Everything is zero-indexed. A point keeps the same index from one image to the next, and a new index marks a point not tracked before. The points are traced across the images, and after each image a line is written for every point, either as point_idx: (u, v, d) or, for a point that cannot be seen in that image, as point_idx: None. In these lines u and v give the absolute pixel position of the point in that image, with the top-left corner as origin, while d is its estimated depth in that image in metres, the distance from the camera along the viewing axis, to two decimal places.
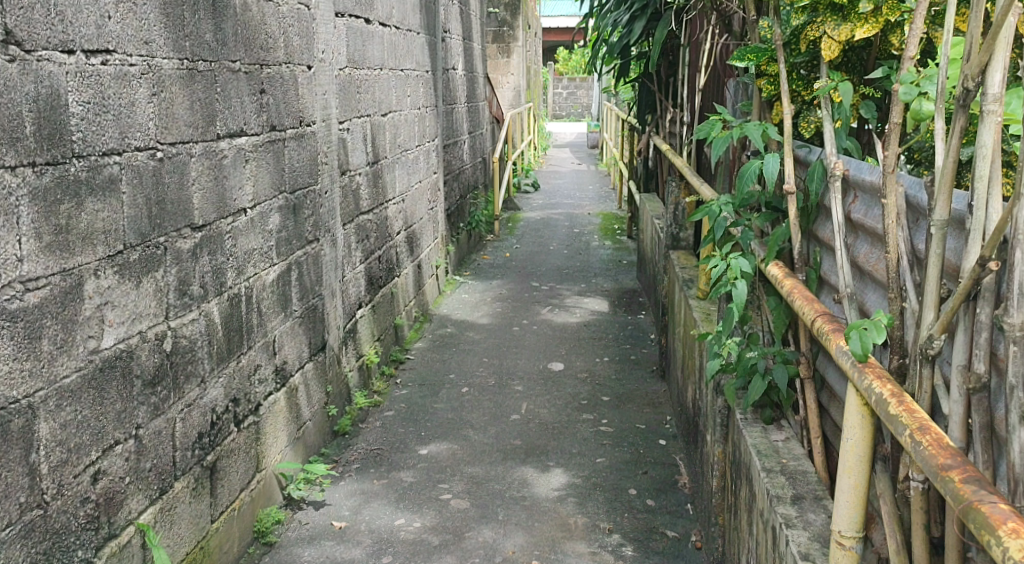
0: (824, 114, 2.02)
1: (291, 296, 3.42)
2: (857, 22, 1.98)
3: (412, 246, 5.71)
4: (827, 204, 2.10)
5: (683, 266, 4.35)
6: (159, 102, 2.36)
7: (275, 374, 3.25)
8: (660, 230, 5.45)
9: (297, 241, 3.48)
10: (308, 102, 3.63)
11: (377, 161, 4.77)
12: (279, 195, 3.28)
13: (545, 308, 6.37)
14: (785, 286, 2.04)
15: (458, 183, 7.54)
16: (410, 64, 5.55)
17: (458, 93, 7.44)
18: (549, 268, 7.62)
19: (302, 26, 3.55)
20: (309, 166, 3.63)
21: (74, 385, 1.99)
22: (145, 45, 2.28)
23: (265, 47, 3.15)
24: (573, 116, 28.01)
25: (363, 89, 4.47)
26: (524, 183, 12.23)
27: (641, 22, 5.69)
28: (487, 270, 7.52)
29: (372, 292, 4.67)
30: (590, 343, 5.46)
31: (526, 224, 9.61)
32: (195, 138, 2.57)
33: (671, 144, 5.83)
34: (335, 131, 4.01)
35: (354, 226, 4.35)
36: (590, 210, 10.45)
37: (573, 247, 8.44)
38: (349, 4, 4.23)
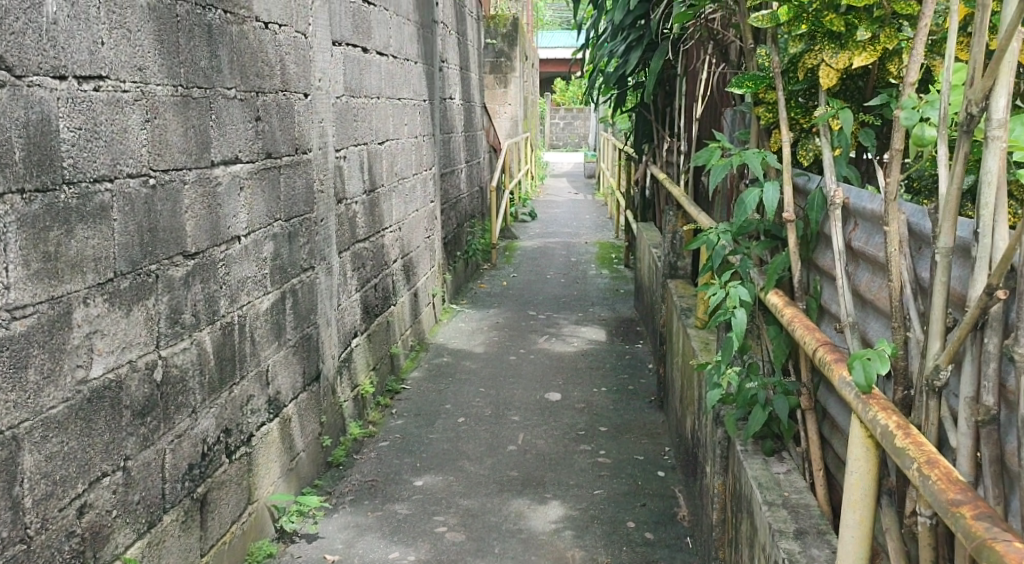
0: (824, 143, 2.02)
1: (286, 324, 3.38)
2: (854, 51, 1.97)
3: (408, 274, 5.68)
4: (827, 233, 2.09)
5: (681, 295, 4.33)
6: (152, 130, 2.34)
7: (269, 404, 3.20)
8: (657, 259, 5.43)
9: (292, 269, 3.45)
10: (304, 129, 3.61)
11: (373, 189, 4.75)
12: (274, 223, 3.25)
13: (542, 338, 6.33)
14: (786, 315, 2.01)
15: (455, 212, 7.54)
16: (407, 92, 5.55)
17: (455, 122, 7.45)
18: (546, 297, 7.60)
19: (300, 54, 3.55)
20: (304, 194, 3.61)
21: (61, 416, 1.94)
22: (138, 71, 2.27)
23: (261, 74, 3.14)
24: (570, 146, 28.14)
25: (360, 117, 4.46)
26: (522, 212, 12.24)
27: (637, 52, 5.71)
28: (484, 299, 7.49)
29: (368, 321, 4.64)
30: (588, 373, 5.42)
31: (524, 253, 9.59)
32: (189, 165, 2.55)
33: (668, 173, 5.83)
34: (331, 159, 3.99)
35: (350, 254, 4.32)
36: (587, 239, 10.45)
37: (570, 276, 8.42)
38: (347, 33, 4.23)
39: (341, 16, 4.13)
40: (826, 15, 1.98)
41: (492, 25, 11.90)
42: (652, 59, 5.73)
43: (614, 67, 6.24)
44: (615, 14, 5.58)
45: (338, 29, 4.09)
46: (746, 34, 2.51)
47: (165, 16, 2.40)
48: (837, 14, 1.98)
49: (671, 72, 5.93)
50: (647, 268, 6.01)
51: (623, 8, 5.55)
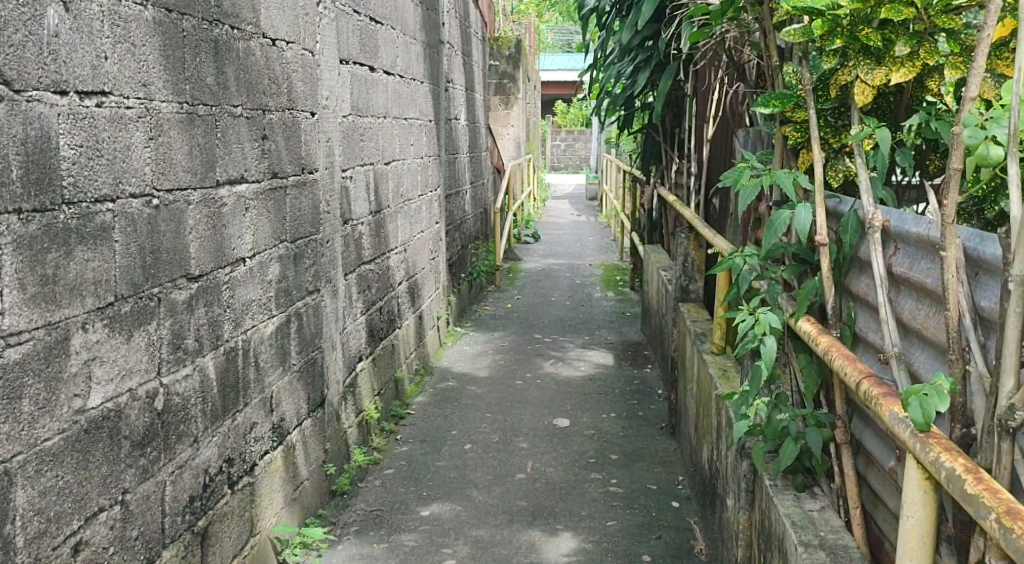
0: (859, 163, 1.94)
1: (291, 349, 3.28)
2: (892, 66, 1.90)
3: (413, 297, 5.58)
4: (862, 257, 2.00)
5: (694, 319, 4.23)
6: (156, 148, 2.25)
7: (273, 431, 3.10)
8: (667, 282, 5.33)
9: (298, 292, 3.36)
10: (311, 149, 3.53)
11: (379, 210, 4.67)
12: (279, 244, 3.16)
13: (548, 361, 6.22)
14: (821, 343, 1.91)
15: (459, 233, 7.45)
16: (414, 112, 5.48)
17: (460, 143, 7.39)
18: (551, 320, 7.50)
19: (307, 72, 3.47)
20: (310, 215, 3.52)
21: (57, 448, 1.84)
22: (143, 87, 2.18)
23: (268, 92, 3.06)
24: (572, 168, 28.13)
25: (366, 136, 4.38)
26: (525, 234, 12.16)
27: (646, 73, 5.66)
28: (488, 322, 7.39)
29: (373, 345, 4.53)
30: (596, 398, 5.31)
31: (528, 275, 9.49)
32: (193, 185, 2.46)
33: (677, 195, 5.75)
34: (338, 179, 3.91)
35: (355, 276, 4.23)
36: (591, 262, 10.37)
37: (576, 298, 8.32)
38: (354, 51, 4.16)
39: (348, 34, 4.06)
40: (862, 30, 1.92)
41: (495, 47, 11.87)
42: (661, 80, 5.67)
43: (622, 87, 6.18)
44: (624, 34, 5.52)
45: (346, 47, 4.02)
46: (770, 51, 2.44)
47: (171, 30, 2.32)
48: (874, 29, 1.92)
49: (680, 94, 5.87)
50: (656, 291, 5.92)
51: (632, 28, 5.49)
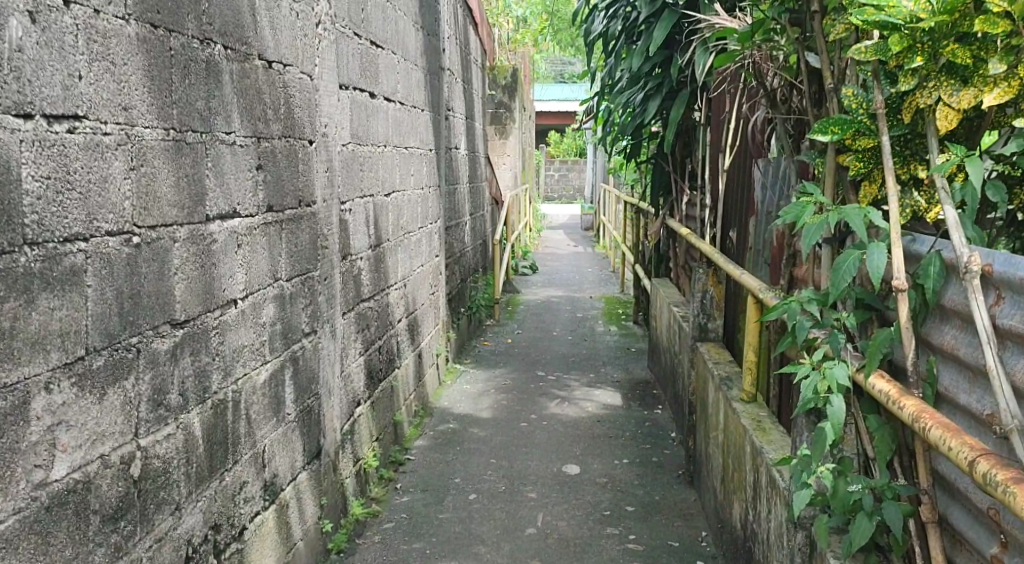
0: (946, 199, 1.72)
1: (285, 398, 3.00)
2: (984, 87, 1.73)
3: (412, 334, 5.31)
4: (943, 307, 1.77)
5: (716, 361, 3.97)
6: (137, 179, 1.98)
7: (264, 490, 2.81)
8: (680, 319, 5.09)
9: (293, 335, 3.08)
10: (308, 180, 3.27)
11: (379, 244, 4.41)
12: (275, 284, 2.89)
13: (552, 401, 5.94)
14: (907, 408, 1.68)
15: (459, 266, 7.21)
16: (414, 141, 5.24)
17: (461, 172, 7.16)
18: (554, 356, 7.22)
19: (305, 96, 3.23)
20: (308, 251, 3.26)
21: (12, 532, 1.56)
22: (125, 110, 1.92)
23: (264, 118, 2.81)
24: (565, 198, 28.04)
25: (366, 166, 4.13)
26: (522, 266, 11.91)
27: (656, 101, 5.46)
28: (488, 358, 7.10)
29: (371, 388, 4.25)
30: (606, 442, 5.03)
31: (527, 309, 9.22)
32: (179, 220, 2.19)
33: (690, 228, 5.51)
34: (337, 212, 3.65)
35: (354, 315, 3.96)
36: (592, 294, 10.11)
37: (578, 333, 8.06)
38: (354, 76, 3.92)
39: (349, 57, 3.82)
40: (948, 44, 1.78)
41: (492, 77, 11.70)
42: (673, 108, 5.46)
43: (630, 116, 5.97)
44: (635, 60, 5.32)
45: (346, 72, 3.78)
46: (826, 76, 2.25)
47: (158, 49, 2.06)
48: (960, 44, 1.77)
49: (692, 123, 5.66)
50: (666, 327, 5.66)
51: (643, 53, 5.30)
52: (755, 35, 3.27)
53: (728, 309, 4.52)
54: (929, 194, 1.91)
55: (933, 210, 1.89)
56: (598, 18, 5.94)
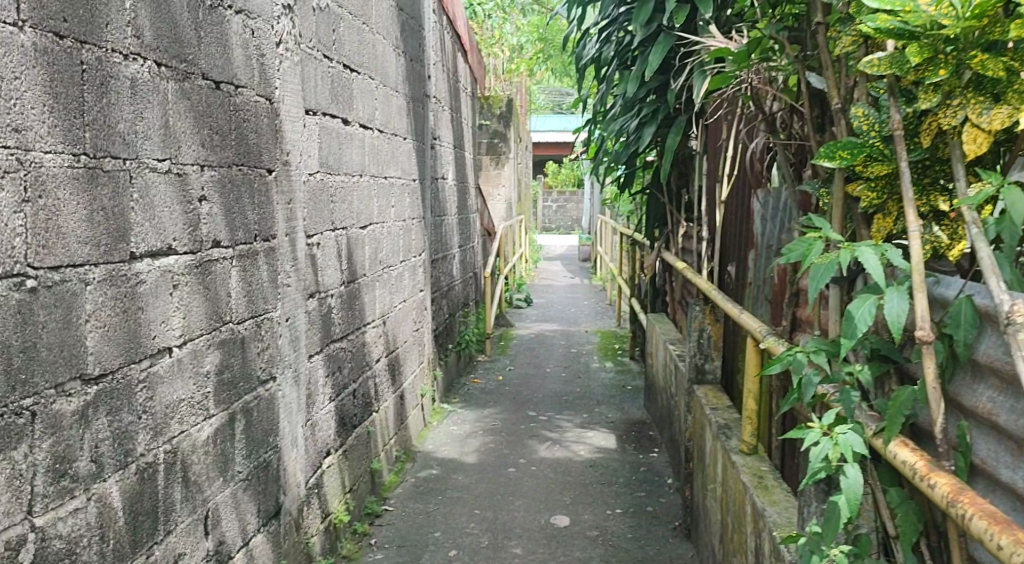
0: (980, 235, 1.44)
1: (235, 455, 2.70)
2: (1018, 105, 1.47)
3: (394, 374, 5.02)
4: (979, 363, 1.48)
5: (714, 407, 3.68)
6: (33, 211, 1.72)
7: (208, 559, 2.51)
8: (676, 357, 4.80)
9: (245, 384, 2.80)
10: (267, 213, 3.00)
11: (353, 280, 4.12)
12: (221, 327, 2.61)
13: (543, 443, 5.63)
14: (939, 487, 1.37)
15: (447, 300, 6.93)
16: (395, 170, 4.98)
17: (449, 204, 6.91)
18: (547, 394, 6.91)
19: (262, 122, 2.96)
20: (265, 289, 2.98)
21: None
22: (16, 131, 1.67)
23: (210, 144, 2.54)
24: (563, 229, 27.79)
25: (338, 197, 3.86)
26: (517, 298, 11.62)
27: (650, 128, 5.21)
28: (477, 396, 6.80)
29: (344, 435, 3.95)
30: (598, 490, 4.71)
31: (520, 343, 8.92)
32: (93, 258, 1.91)
33: (686, 261, 5.24)
34: (302, 248, 3.38)
35: (323, 357, 3.67)
36: (588, 328, 9.82)
37: (572, 369, 7.75)
38: (324, 101, 3.66)
39: (316, 81, 3.56)
40: (975, 55, 1.50)
41: (485, 106, 11.47)
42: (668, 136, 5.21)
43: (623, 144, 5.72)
44: (628, 85, 5.08)
45: (313, 96, 3.51)
46: (831, 95, 1.98)
47: (62, 63, 1.80)
48: (989, 54, 1.50)
49: (688, 152, 5.40)
50: (662, 366, 5.37)
51: (637, 78, 5.06)
52: (751, 55, 3.02)
53: (727, 349, 4.23)
54: (952, 229, 1.64)
55: (958, 248, 1.62)
56: (590, 43, 5.71)
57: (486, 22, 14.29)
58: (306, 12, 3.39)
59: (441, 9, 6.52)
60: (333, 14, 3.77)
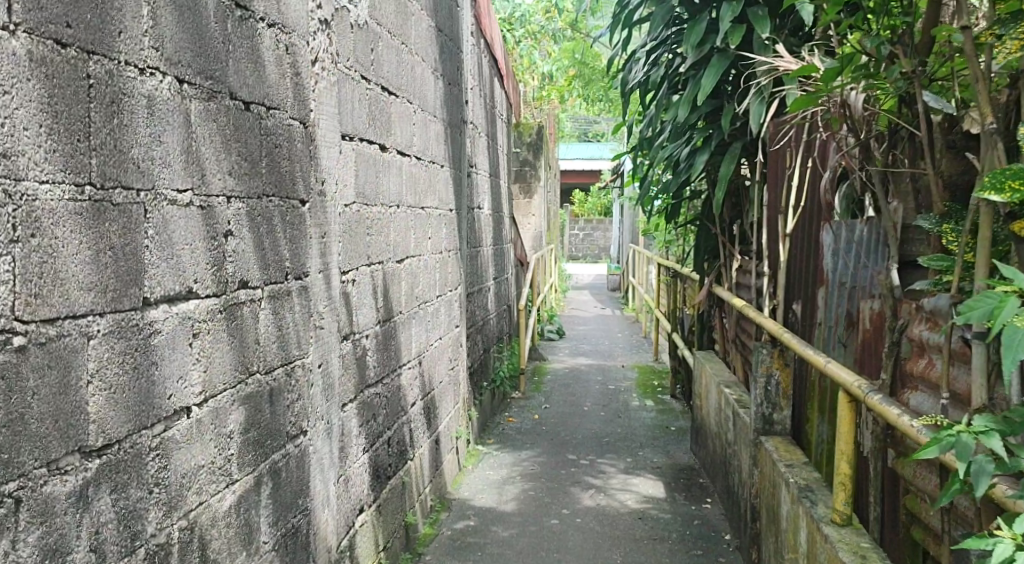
0: None
1: (260, 523, 2.38)
2: None
3: (429, 417, 4.69)
4: None
5: (788, 464, 3.32)
6: (24, 253, 1.42)
7: None
8: (734, 402, 4.43)
9: (273, 441, 2.48)
10: (301, 248, 2.70)
11: (389, 318, 3.81)
12: (247, 380, 2.30)
13: (586, 491, 5.26)
14: None
15: (482, 335, 6.61)
16: (432, 200, 4.68)
17: (484, 234, 6.61)
18: (586, 435, 6.55)
19: (297, 147, 2.65)
20: (297, 333, 2.67)
21: None
22: (4, 156, 1.37)
23: (239, 172, 2.24)
24: (590, 258, 27.45)
25: (374, 228, 3.55)
26: (549, 330, 11.28)
27: (703, 156, 4.85)
28: (514, 437, 6.44)
29: (377, 488, 3.62)
30: (650, 546, 4.34)
31: (555, 379, 8.57)
32: (98, 307, 1.61)
33: (741, 298, 4.88)
34: (337, 285, 3.07)
35: (357, 404, 3.35)
36: (624, 362, 9.45)
37: (611, 407, 7.38)
38: (362, 125, 3.37)
39: (354, 103, 3.27)
40: None
41: (517, 133, 11.20)
42: (722, 165, 4.85)
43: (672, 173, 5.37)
44: (680, 110, 4.76)
45: (350, 119, 3.22)
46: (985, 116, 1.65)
47: (65, 76, 1.51)
48: None
49: (742, 181, 5.05)
50: (714, 410, 4.99)
51: (689, 103, 4.74)
52: (840, 74, 2.70)
53: (797, 395, 3.86)
54: None
55: None
56: (637, 66, 5.40)
57: (516, 49, 14.09)
58: (343, 29, 3.11)
59: (479, 32, 6.25)
60: (371, 32, 3.49)
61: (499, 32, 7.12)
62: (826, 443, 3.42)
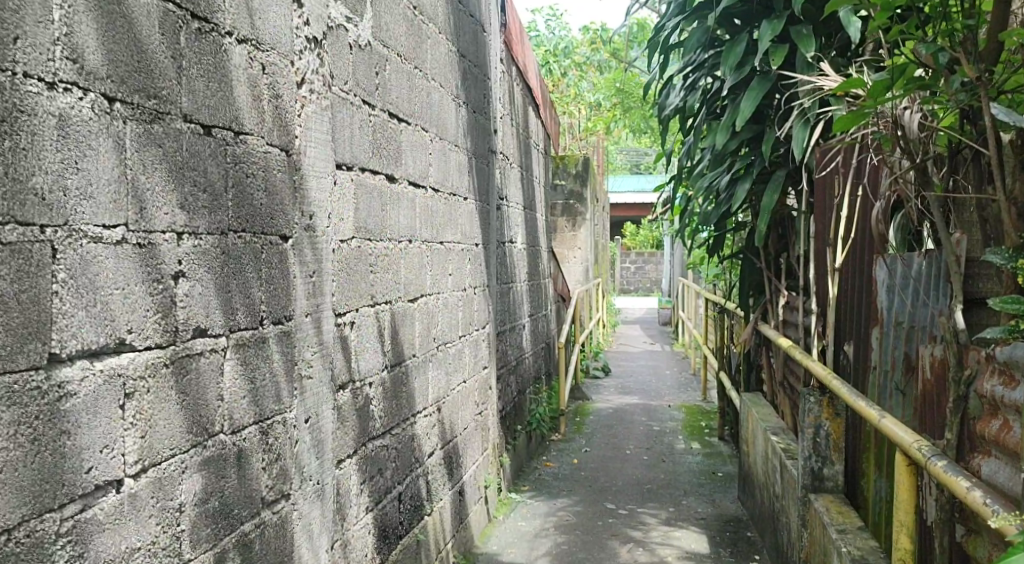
0: None
1: None
2: None
3: (450, 467, 4.36)
4: None
5: (841, 529, 2.92)
6: None
7: None
8: (780, 453, 4.02)
9: (243, 510, 2.18)
10: (283, 289, 2.41)
11: (399, 362, 3.51)
12: (206, 441, 2.01)
13: (623, 545, 4.86)
14: None
15: (516, 376, 6.27)
16: (454, 233, 4.39)
17: (518, 269, 6.30)
18: (627, 481, 6.15)
19: (277, 177, 2.38)
20: (278, 384, 2.37)
21: None
22: None
23: (194, 205, 1.96)
24: (642, 291, 26.91)
25: (379, 265, 3.26)
26: (594, 367, 10.88)
27: (745, 184, 4.46)
28: (550, 483, 6.07)
29: (384, 550, 3.30)
30: None
31: (597, 419, 8.17)
32: None
33: (789, 336, 4.47)
34: (330, 329, 2.77)
35: (357, 459, 3.04)
36: (671, 401, 9.01)
37: (655, 451, 6.96)
38: (363, 154, 3.10)
39: (353, 130, 2.99)
40: None
41: (560, 166, 10.93)
42: (765, 194, 4.45)
43: (713, 203, 4.98)
44: (718, 136, 4.40)
45: (348, 147, 2.94)
46: None
47: None
48: None
49: (788, 212, 4.66)
50: (760, 459, 4.58)
51: (727, 128, 4.38)
52: (892, 89, 2.34)
53: (850, 446, 3.44)
54: None
55: None
56: (673, 91, 5.07)
57: (561, 81, 13.87)
58: (340, 49, 2.84)
59: (509, 59, 5.99)
60: (376, 54, 3.22)
61: (534, 59, 6.86)
62: (884, 502, 3.02)
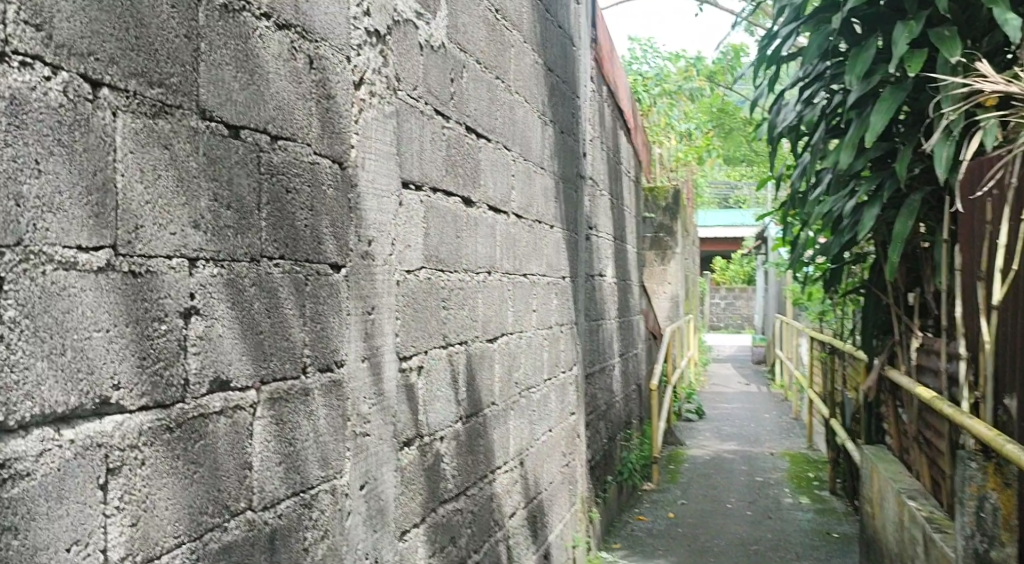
0: None
1: None
2: None
3: (535, 527, 3.87)
4: None
5: None
6: None
7: None
8: (923, 522, 3.40)
9: None
10: (333, 329, 1.99)
11: (476, 411, 3.06)
12: (226, 521, 1.58)
13: None
14: None
15: (606, 422, 5.76)
16: (539, 264, 3.95)
17: (608, 306, 5.81)
18: (731, 540, 5.54)
19: (327, 195, 1.97)
20: (325, 446, 1.94)
21: None
22: None
23: (215, 223, 1.56)
24: (732, 328, 26.06)
25: (454, 300, 2.84)
26: (686, 409, 10.25)
27: (872, 210, 3.88)
28: (644, 542, 5.51)
29: None
30: None
31: (693, 467, 7.56)
32: None
33: (926, 383, 3.85)
34: (393, 376, 2.34)
35: (426, 527, 2.59)
36: (772, 448, 8.33)
37: (760, 505, 6.32)
38: (436, 173, 2.69)
39: (424, 144, 2.59)
40: None
41: (650, 198, 10.40)
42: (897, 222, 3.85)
43: (832, 232, 4.40)
44: (841, 156, 3.84)
45: (418, 163, 2.54)
46: None
47: None
48: None
49: (921, 241, 4.06)
50: (892, 527, 3.94)
51: (852, 147, 3.82)
52: None
53: None
54: None
55: None
56: (784, 108, 4.53)
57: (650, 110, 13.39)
58: (408, 50, 2.45)
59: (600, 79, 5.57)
60: (452, 59, 2.82)
61: (626, 80, 6.42)
62: None
